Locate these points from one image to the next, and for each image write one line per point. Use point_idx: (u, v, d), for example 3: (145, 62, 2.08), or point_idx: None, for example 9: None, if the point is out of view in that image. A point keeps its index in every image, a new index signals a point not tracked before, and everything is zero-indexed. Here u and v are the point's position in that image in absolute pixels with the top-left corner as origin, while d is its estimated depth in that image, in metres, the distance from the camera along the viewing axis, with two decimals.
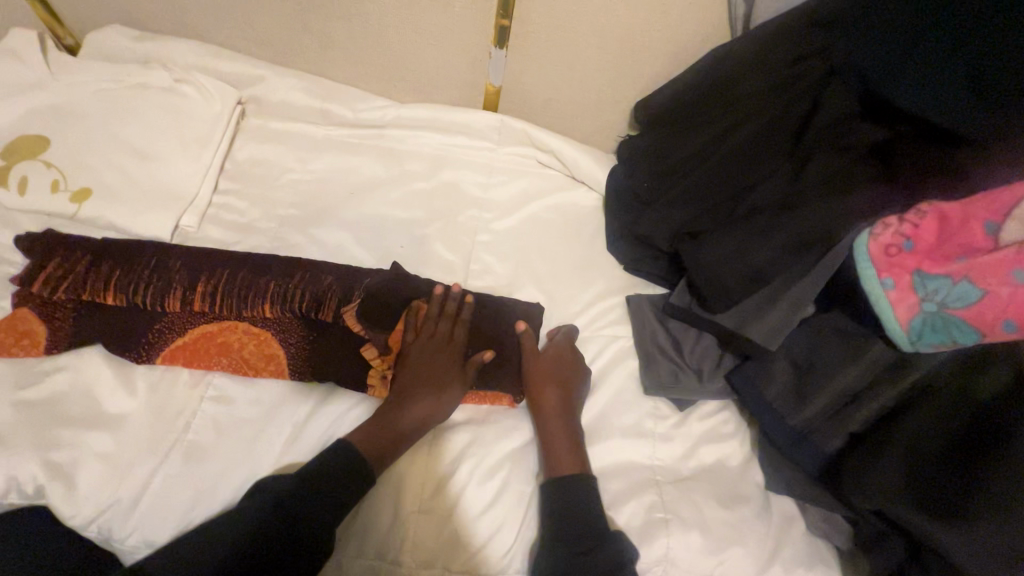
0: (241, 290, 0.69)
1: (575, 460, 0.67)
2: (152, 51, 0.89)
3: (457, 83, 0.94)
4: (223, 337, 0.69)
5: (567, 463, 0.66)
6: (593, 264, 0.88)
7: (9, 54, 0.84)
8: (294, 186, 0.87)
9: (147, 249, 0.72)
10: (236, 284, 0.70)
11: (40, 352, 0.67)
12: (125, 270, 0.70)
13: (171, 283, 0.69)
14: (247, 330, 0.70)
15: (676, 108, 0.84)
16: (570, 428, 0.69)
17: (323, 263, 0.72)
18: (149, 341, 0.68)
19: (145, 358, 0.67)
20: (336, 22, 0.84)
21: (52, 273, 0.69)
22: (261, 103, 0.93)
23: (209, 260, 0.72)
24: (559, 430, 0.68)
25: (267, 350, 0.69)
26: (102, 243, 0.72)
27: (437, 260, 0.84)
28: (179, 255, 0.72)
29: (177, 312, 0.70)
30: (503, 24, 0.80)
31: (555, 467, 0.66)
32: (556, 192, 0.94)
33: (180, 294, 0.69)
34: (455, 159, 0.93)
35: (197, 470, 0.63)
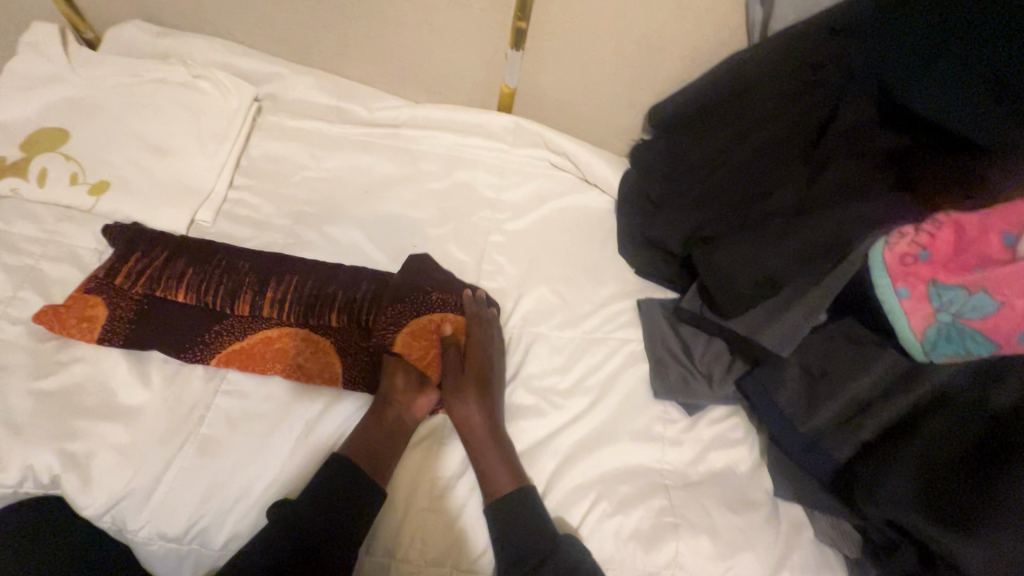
0: (310, 297, 0.73)
1: (509, 475, 0.65)
2: (171, 47, 0.90)
3: (473, 85, 0.94)
4: (281, 341, 0.71)
5: (500, 481, 0.65)
6: (605, 268, 0.88)
7: (30, 47, 0.85)
8: (309, 183, 0.88)
9: (220, 251, 0.76)
10: (306, 292, 0.73)
11: (89, 340, 0.68)
12: (194, 269, 0.73)
13: (241, 286, 0.73)
14: (307, 337, 0.72)
15: (693, 113, 0.84)
16: (498, 441, 0.67)
17: (381, 274, 0.76)
18: (205, 340, 0.70)
19: (194, 357, 0.69)
20: (354, 21, 0.85)
21: (116, 264, 0.73)
22: (278, 100, 0.93)
23: (279, 266, 0.75)
24: (481, 441, 0.67)
25: (324, 358, 0.71)
26: (166, 240, 0.76)
27: (450, 260, 0.85)
28: (242, 259, 0.75)
29: (242, 316, 0.73)
30: (521, 26, 0.80)
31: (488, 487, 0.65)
32: (569, 195, 0.94)
33: (250, 298, 0.72)
34: (469, 160, 0.94)
35: (211, 462, 0.63)
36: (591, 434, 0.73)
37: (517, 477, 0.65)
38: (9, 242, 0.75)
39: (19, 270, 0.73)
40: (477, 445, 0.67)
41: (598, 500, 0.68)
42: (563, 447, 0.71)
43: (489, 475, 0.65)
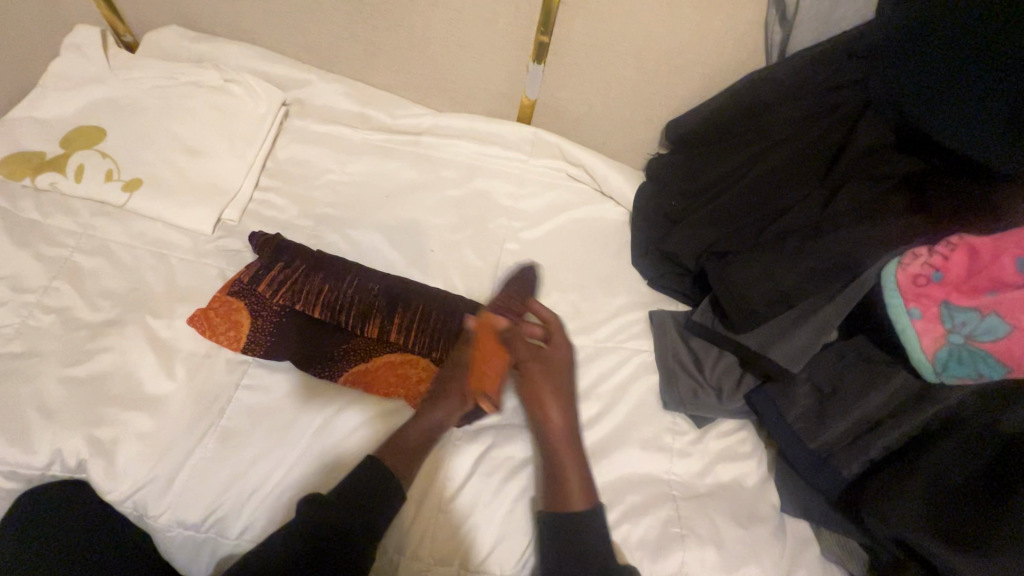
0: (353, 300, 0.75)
1: (582, 490, 0.66)
2: (206, 51, 0.93)
3: (495, 96, 0.97)
4: (322, 342, 0.73)
5: (575, 496, 0.65)
6: (618, 279, 0.89)
7: (73, 48, 0.89)
8: (332, 187, 0.91)
9: (323, 258, 0.77)
10: (349, 294, 0.75)
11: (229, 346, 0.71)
12: (297, 275, 0.75)
13: (290, 281, 0.75)
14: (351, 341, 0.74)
15: (710, 129, 0.85)
16: (574, 450, 0.68)
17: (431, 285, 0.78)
18: (242, 330, 0.72)
19: (228, 344, 0.71)
20: (383, 33, 0.88)
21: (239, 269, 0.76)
22: (305, 105, 0.96)
23: (344, 270, 0.76)
24: (562, 452, 0.67)
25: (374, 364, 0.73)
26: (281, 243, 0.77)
27: (466, 266, 0.87)
28: (289, 254, 0.77)
29: (286, 311, 0.74)
30: (542, 41, 0.83)
31: (557, 503, 0.65)
32: (585, 206, 0.95)
33: (298, 295, 0.74)
34: (488, 168, 0.96)
35: (233, 455, 0.65)
36: (601, 442, 0.74)
37: (586, 490, 0.66)
38: (45, 234, 0.78)
39: (52, 260, 0.76)
40: (557, 453, 0.67)
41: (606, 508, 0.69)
42: None
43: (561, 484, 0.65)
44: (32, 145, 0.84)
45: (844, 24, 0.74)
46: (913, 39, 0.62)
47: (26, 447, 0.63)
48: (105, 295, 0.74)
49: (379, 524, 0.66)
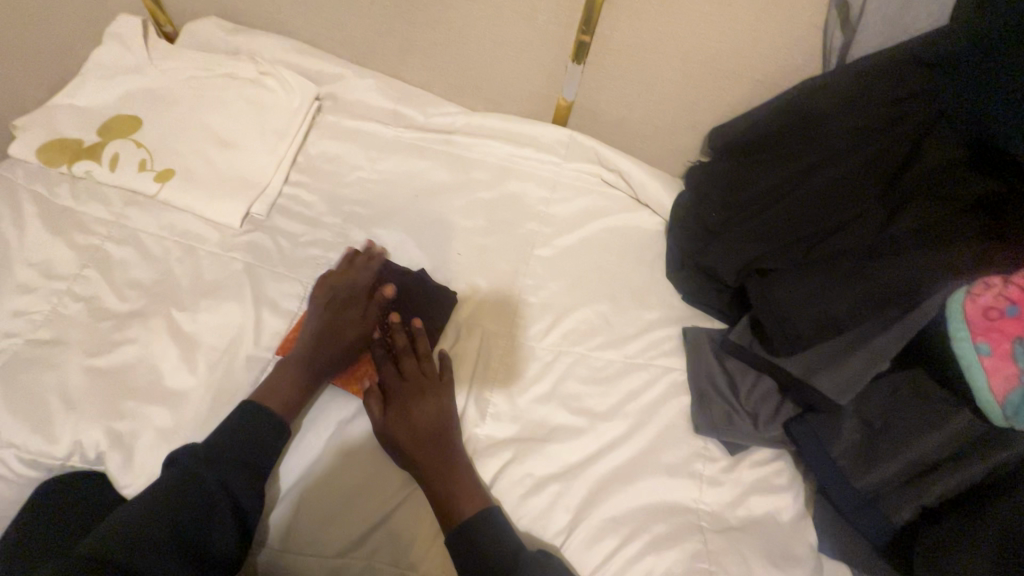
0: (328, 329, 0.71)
1: (471, 496, 0.62)
2: (243, 43, 0.92)
3: (530, 97, 0.94)
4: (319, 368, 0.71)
5: (459, 511, 0.61)
6: (650, 291, 0.85)
7: (115, 38, 0.89)
8: (363, 185, 0.90)
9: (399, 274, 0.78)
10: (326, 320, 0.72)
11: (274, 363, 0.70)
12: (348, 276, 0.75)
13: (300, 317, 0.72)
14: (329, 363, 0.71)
15: (761, 135, 0.80)
16: (448, 460, 0.64)
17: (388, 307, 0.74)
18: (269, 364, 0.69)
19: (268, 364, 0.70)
20: (420, 28, 0.87)
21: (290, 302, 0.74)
22: (338, 100, 0.94)
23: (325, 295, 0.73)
24: (435, 469, 0.63)
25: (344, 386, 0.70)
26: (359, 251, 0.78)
27: (494, 272, 0.84)
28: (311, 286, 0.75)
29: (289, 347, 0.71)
30: (584, 40, 0.80)
31: (448, 514, 0.61)
32: (618, 213, 0.92)
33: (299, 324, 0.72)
34: (520, 171, 0.93)
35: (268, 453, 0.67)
36: (626, 464, 0.70)
37: (479, 496, 0.63)
38: (79, 221, 0.77)
39: (84, 248, 0.75)
40: (427, 464, 0.64)
41: (630, 538, 0.65)
42: (597, 475, 0.69)
43: (449, 489, 0.62)
44: (70, 132, 0.83)
45: (912, 30, 0.70)
46: (1004, 62, 0.57)
47: (48, 436, 0.63)
48: (134, 286, 0.74)
49: (386, 537, 0.63)
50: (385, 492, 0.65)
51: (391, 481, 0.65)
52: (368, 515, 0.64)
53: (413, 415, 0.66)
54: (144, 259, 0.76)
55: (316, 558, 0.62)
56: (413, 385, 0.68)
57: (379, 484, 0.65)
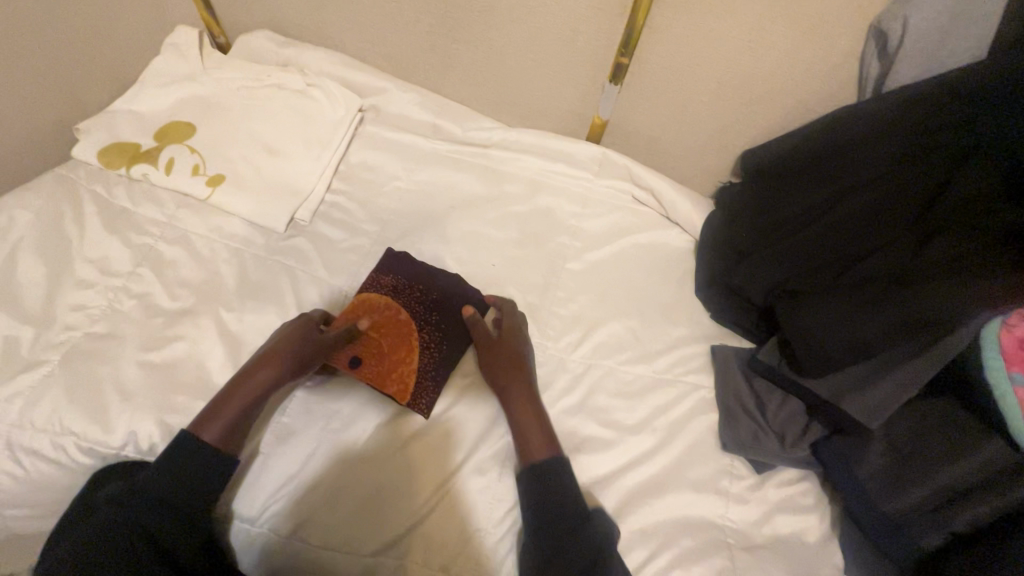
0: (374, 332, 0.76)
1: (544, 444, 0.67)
2: (292, 56, 0.96)
3: (565, 115, 0.97)
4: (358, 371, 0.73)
5: (534, 445, 0.67)
6: (679, 308, 0.87)
7: (173, 49, 0.94)
8: (400, 194, 0.93)
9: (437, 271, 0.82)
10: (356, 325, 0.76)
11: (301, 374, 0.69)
12: (383, 276, 0.79)
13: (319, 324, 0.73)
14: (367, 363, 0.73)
15: (792, 158, 0.81)
16: (535, 413, 0.70)
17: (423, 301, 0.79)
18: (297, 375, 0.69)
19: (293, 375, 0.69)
20: (463, 45, 0.90)
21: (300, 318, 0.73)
22: (379, 112, 0.97)
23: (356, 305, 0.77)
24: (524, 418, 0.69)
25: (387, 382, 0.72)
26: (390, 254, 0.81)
27: (525, 284, 0.86)
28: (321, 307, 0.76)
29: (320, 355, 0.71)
30: (621, 62, 0.84)
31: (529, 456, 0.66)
32: (649, 230, 0.94)
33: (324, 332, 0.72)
34: (553, 186, 0.96)
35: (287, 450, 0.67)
36: (654, 479, 0.71)
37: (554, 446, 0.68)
38: (133, 221, 0.81)
39: (138, 247, 0.79)
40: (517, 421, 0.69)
41: (658, 551, 0.66)
42: (625, 488, 0.70)
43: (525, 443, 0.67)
44: (128, 136, 0.87)
45: (950, 60, 0.70)
46: None
47: (104, 426, 0.65)
48: (184, 285, 0.77)
49: (419, 540, 0.64)
50: (418, 496, 0.66)
51: (425, 486, 0.67)
52: (401, 518, 0.65)
53: (516, 401, 0.70)
54: (194, 260, 0.80)
55: (331, 559, 0.63)
56: (515, 374, 0.72)
57: (413, 487, 0.67)
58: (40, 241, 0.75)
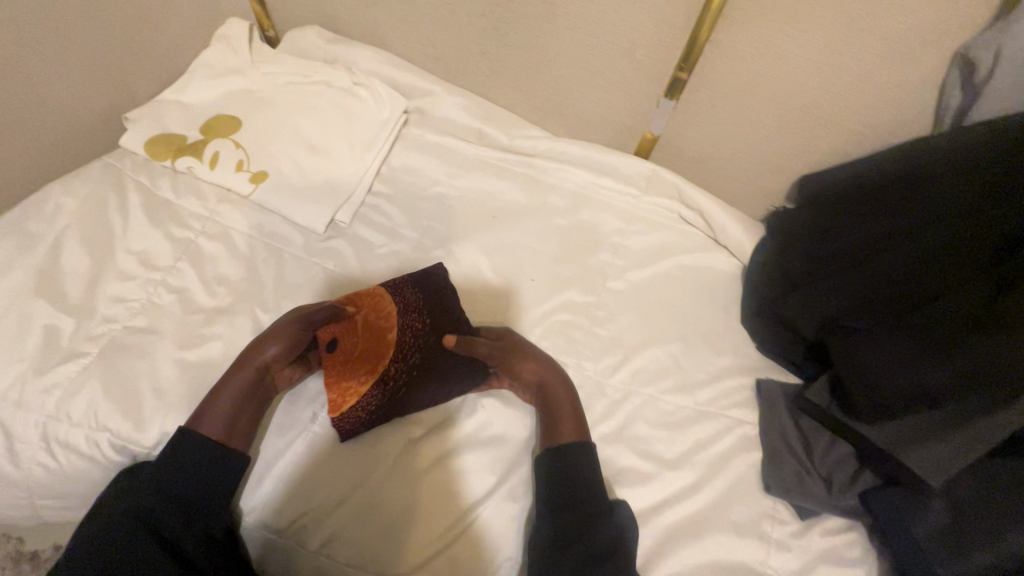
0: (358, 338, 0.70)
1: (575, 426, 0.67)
2: (340, 53, 0.95)
3: (615, 127, 0.93)
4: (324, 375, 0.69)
5: (565, 432, 0.67)
6: (724, 337, 0.83)
7: (223, 41, 0.94)
8: (441, 201, 0.90)
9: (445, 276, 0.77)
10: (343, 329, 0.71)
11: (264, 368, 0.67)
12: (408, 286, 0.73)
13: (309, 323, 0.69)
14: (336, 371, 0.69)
15: (854, 188, 0.77)
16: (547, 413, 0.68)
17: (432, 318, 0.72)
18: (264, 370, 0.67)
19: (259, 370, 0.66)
20: (515, 51, 0.88)
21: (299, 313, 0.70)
22: (425, 114, 0.95)
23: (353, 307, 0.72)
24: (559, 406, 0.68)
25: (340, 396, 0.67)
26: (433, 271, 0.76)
27: (565, 300, 0.82)
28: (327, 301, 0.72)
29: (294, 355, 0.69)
30: (680, 76, 0.81)
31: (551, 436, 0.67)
32: (696, 252, 0.90)
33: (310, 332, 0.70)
34: (597, 200, 0.93)
35: (298, 456, 0.66)
36: (692, 517, 0.68)
37: (579, 428, 0.68)
38: (176, 214, 0.80)
39: (179, 241, 0.78)
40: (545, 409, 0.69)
41: None
42: (661, 525, 0.67)
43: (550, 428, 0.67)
44: (174, 127, 0.87)
45: None
46: None
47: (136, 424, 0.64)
48: (223, 283, 0.76)
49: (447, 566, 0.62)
50: (449, 519, 0.64)
51: (456, 509, 0.65)
52: (431, 540, 0.63)
53: (562, 421, 0.67)
54: (234, 257, 0.79)
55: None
56: (550, 384, 0.70)
57: (444, 509, 0.65)
58: (86, 230, 0.74)
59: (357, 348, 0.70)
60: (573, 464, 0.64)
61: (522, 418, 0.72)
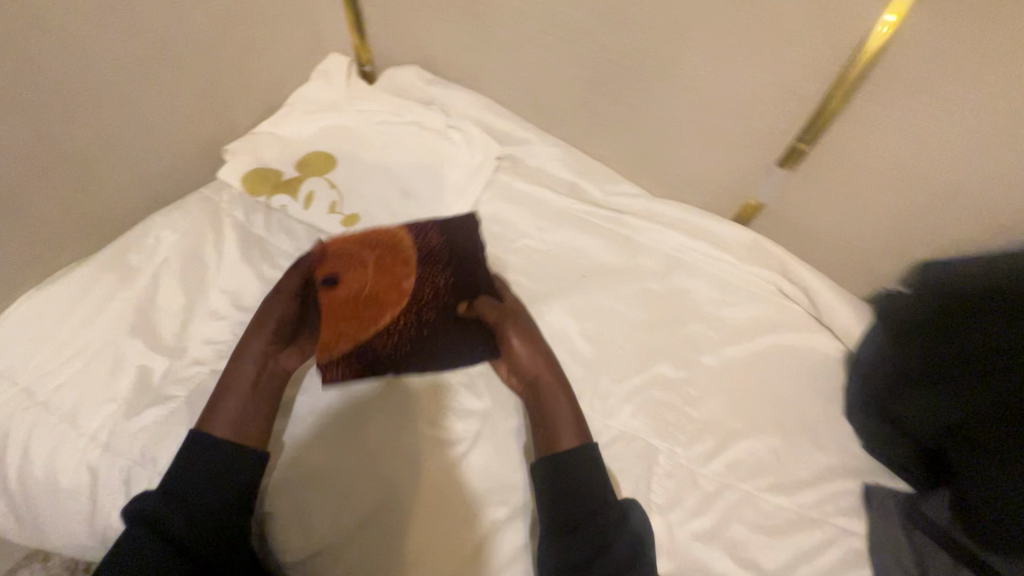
0: (358, 289, 0.75)
1: (572, 434, 0.66)
2: (437, 94, 0.93)
3: (716, 189, 0.89)
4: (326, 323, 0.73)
5: (564, 441, 0.66)
6: (826, 430, 0.77)
7: (323, 75, 0.93)
8: (528, 254, 0.87)
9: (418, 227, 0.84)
10: (354, 278, 0.76)
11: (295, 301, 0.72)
12: (432, 237, 0.83)
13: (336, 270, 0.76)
14: (348, 314, 0.74)
15: (996, 273, 0.65)
16: (540, 399, 0.69)
17: (467, 275, 0.80)
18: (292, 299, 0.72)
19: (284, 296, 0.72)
20: (618, 105, 0.85)
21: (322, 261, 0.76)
22: (516, 161, 0.93)
23: (387, 253, 0.80)
24: (545, 398, 0.69)
25: (336, 331, 0.72)
26: (467, 222, 0.86)
27: (655, 374, 0.78)
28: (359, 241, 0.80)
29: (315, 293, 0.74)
30: (799, 147, 0.77)
31: (548, 442, 0.66)
32: (797, 331, 0.83)
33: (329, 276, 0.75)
34: (691, 266, 0.88)
35: (296, 489, 0.64)
36: None
37: (580, 433, 0.67)
38: (267, 253, 0.79)
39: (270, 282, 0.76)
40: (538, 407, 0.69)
41: None
42: None
43: (545, 429, 0.67)
44: (270, 161, 0.87)
45: None
46: None
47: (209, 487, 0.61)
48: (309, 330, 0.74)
49: None
50: None
51: None
52: None
53: (562, 427, 0.67)
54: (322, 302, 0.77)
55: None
56: (547, 390, 0.69)
57: None
58: (184, 266, 0.74)
59: (359, 294, 0.75)
60: (575, 473, 0.63)
61: (515, 422, 0.71)
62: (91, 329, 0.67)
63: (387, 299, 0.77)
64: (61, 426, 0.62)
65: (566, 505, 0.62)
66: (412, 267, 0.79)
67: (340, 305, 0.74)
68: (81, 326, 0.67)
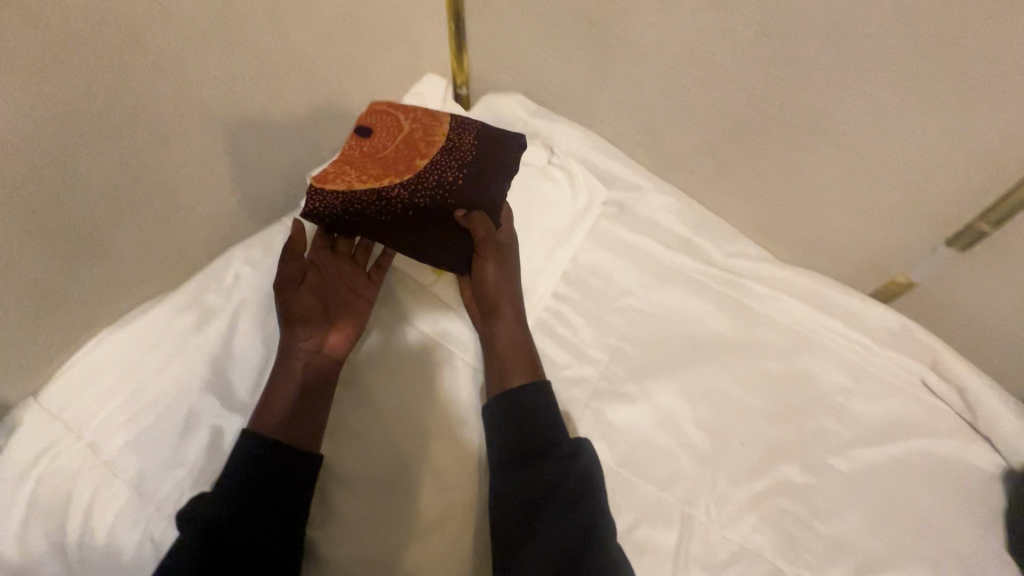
0: (380, 146, 0.66)
1: (524, 372, 0.67)
2: (541, 127, 0.85)
3: (857, 259, 0.77)
4: (361, 164, 0.65)
5: (514, 381, 0.67)
6: (982, 567, 0.64)
7: (416, 96, 0.85)
8: (632, 317, 0.77)
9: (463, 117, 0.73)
10: (390, 137, 0.67)
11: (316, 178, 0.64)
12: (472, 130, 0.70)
13: (382, 126, 0.68)
14: (361, 163, 0.65)
15: None
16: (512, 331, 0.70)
17: (482, 172, 0.67)
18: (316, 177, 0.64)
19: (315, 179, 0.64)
20: (753, 157, 0.74)
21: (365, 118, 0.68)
22: (623, 208, 0.83)
23: (424, 135, 0.68)
24: (504, 351, 0.69)
25: (342, 180, 0.63)
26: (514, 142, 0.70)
27: (779, 479, 0.67)
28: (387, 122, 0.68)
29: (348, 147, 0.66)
30: (975, 228, 0.65)
31: (497, 380, 0.68)
32: (944, 438, 0.71)
33: (364, 140, 0.66)
34: (820, 345, 0.76)
35: (360, 547, 0.60)
36: None
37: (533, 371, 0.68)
38: None
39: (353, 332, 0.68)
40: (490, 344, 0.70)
41: None
42: None
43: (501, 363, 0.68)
44: None
45: None
46: None
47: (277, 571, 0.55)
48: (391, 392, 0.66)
49: None
50: None
51: None
52: None
53: (512, 365, 0.68)
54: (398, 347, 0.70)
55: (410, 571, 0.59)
56: (501, 320, 0.70)
57: None
58: (263, 307, 0.67)
59: (384, 148, 0.66)
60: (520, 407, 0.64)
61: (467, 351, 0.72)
62: (163, 378, 0.61)
63: (413, 161, 0.66)
64: (129, 493, 0.57)
65: (515, 438, 0.63)
66: (456, 150, 0.67)
67: (363, 160, 0.65)
68: (154, 374, 0.62)
